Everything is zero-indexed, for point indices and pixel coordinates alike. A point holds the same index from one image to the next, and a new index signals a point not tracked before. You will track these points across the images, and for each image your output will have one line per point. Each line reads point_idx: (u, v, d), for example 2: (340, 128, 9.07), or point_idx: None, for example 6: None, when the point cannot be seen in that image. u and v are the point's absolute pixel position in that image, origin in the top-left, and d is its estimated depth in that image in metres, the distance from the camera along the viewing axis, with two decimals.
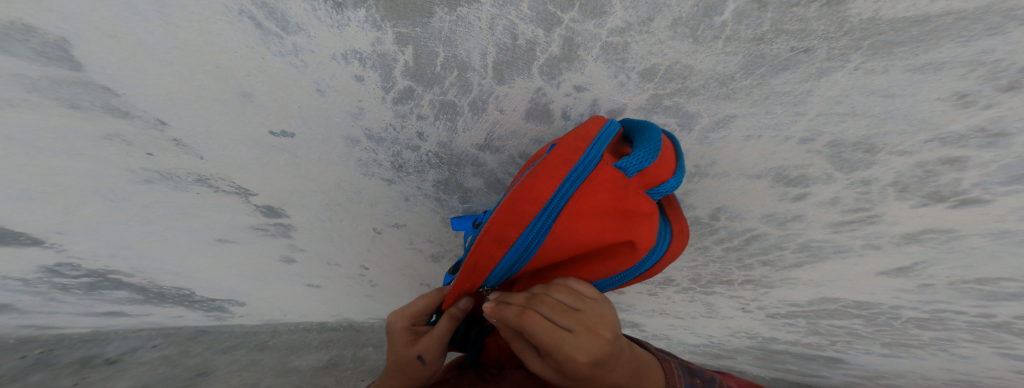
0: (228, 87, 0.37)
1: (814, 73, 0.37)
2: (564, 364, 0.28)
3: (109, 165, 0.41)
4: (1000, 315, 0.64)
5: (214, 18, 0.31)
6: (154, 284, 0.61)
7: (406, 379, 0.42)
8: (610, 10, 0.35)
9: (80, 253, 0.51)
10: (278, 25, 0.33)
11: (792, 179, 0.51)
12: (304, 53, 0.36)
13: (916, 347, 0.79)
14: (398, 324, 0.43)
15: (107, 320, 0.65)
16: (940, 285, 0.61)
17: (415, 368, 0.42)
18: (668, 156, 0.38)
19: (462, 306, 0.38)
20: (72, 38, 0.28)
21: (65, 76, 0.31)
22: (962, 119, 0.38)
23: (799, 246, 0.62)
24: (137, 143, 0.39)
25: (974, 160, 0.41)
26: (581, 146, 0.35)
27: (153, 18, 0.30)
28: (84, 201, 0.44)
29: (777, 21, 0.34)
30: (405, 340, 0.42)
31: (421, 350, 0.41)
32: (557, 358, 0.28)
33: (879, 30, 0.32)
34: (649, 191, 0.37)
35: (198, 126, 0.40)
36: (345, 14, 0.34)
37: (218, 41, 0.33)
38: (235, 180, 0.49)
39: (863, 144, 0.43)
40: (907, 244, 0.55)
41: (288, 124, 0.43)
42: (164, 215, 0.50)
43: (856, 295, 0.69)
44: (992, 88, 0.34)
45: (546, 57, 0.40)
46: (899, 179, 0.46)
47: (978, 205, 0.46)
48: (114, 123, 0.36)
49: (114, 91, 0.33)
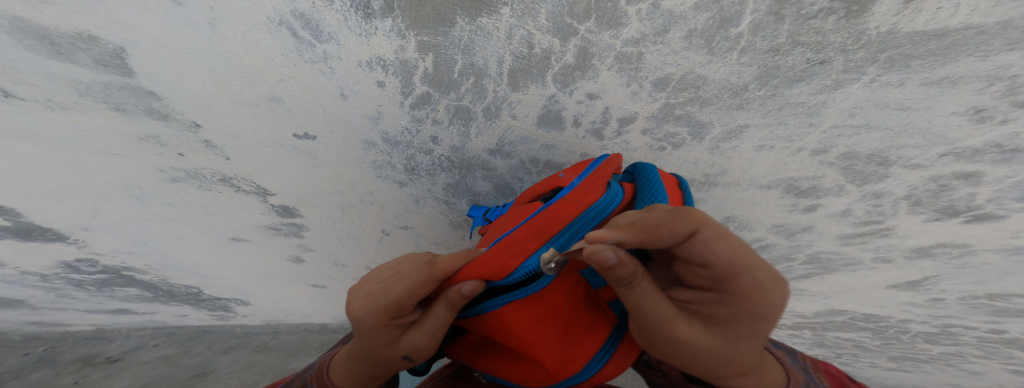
0: (260, 91, 0.39)
1: (830, 85, 0.38)
2: (770, 286, 0.22)
3: (143, 164, 0.42)
4: (1010, 331, 0.64)
5: (256, 28, 0.33)
6: (165, 282, 0.61)
7: (377, 376, 0.32)
8: (625, 22, 0.36)
9: (100, 249, 0.51)
10: (312, 35, 0.35)
11: (804, 190, 0.50)
12: (333, 60, 0.37)
13: (923, 362, 0.79)
14: (366, 325, 0.26)
15: (114, 317, 0.65)
16: (951, 300, 0.61)
17: (397, 366, 0.31)
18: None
19: (465, 290, 0.27)
20: (130, 47, 0.31)
21: (116, 81, 0.33)
22: (977, 134, 0.38)
23: (809, 257, 0.61)
24: (171, 144, 0.41)
25: (990, 175, 0.41)
26: (533, 245, 0.29)
27: (204, 29, 0.32)
28: (113, 198, 0.45)
29: (794, 33, 0.34)
30: (378, 340, 0.27)
31: (406, 350, 0.29)
32: (757, 278, 0.21)
33: (897, 43, 0.32)
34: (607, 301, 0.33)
35: (229, 128, 0.42)
36: (373, 23, 0.35)
37: (258, 49, 0.35)
38: (256, 180, 0.50)
39: (877, 156, 0.43)
40: (919, 257, 0.55)
41: (311, 127, 0.44)
42: (185, 214, 0.51)
43: (865, 307, 0.69)
44: (1009, 104, 0.34)
45: (560, 65, 0.41)
46: (912, 193, 0.46)
47: (993, 221, 0.46)
48: (152, 124, 0.38)
49: (158, 95, 0.36)
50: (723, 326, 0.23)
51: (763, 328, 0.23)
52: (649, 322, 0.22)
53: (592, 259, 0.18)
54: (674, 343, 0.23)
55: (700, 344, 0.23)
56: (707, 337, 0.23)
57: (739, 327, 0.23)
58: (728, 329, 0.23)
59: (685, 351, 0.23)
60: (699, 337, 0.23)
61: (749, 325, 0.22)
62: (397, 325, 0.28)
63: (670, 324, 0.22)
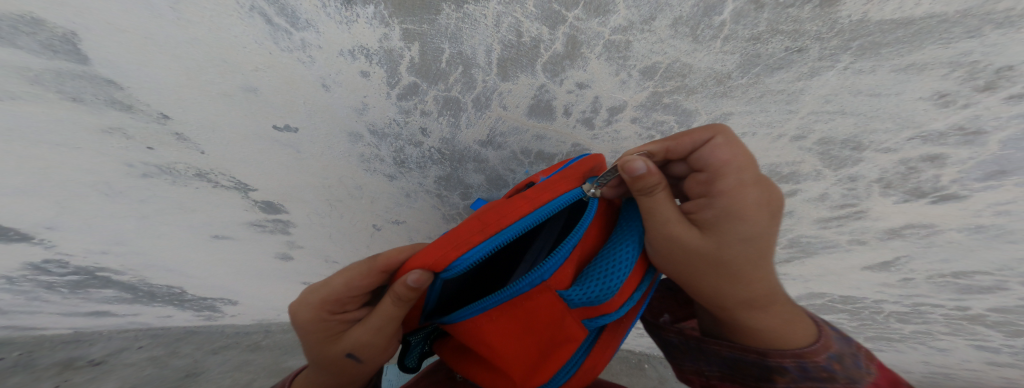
0: (235, 81, 0.38)
1: (807, 73, 0.39)
2: (752, 186, 0.29)
3: (111, 159, 0.41)
4: (973, 308, 0.68)
5: (225, 15, 0.32)
6: (144, 282, 0.59)
7: (341, 380, 0.33)
8: (612, 10, 0.37)
9: (70, 250, 0.49)
10: (288, 22, 0.34)
11: (784, 176, 0.52)
12: (312, 49, 0.37)
13: (896, 341, 0.83)
14: (303, 320, 0.30)
15: (91, 320, 0.63)
16: (919, 279, 0.65)
17: (348, 369, 0.32)
18: (641, 266, 0.35)
19: (409, 281, 0.26)
20: (82, 32, 0.29)
21: (70, 69, 0.31)
22: (941, 118, 0.40)
23: (790, 242, 0.64)
24: (138, 137, 0.40)
25: (953, 157, 0.44)
26: (478, 239, 0.29)
27: (167, 13, 0.31)
28: (81, 195, 0.44)
29: (773, 22, 0.35)
30: (317, 337, 0.30)
31: (348, 347, 0.30)
32: (748, 180, 0.29)
33: (868, 31, 0.34)
34: (587, 321, 0.31)
35: (202, 119, 0.41)
36: (354, 10, 0.35)
37: (228, 37, 0.34)
38: (234, 175, 0.49)
39: (851, 142, 0.45)
40: (890, 239, 0.58)
41: (292, 119, 0.44)
42: (160, 210, 0.50)
43: (842, 290, 0.72)
44: (970, 88, 0.36)
45: (549, 54, 0.41)
46: (884, 176, 0.49)
47: (956, 201, 0.49)
48: (117, 116, 0.37)
49: (118, 84, 0.34)
50: (717, 228, 0.29)
51: (757, 233, 0.29)
52: (658, 222, 0.29)
53: (625, 167, 0.27)
54: (674, 241, 0.30)
55: (704, 246, 0.29)
56: (702, 238, 0.29)
57: (736, 230, 0.28)
58: (727, 231, 0.28)
59: (686, 250, 0.30)
60: (696, 239, 0.29)
61: (741, 224, 0.28)
62: (334, 321, 0.30)
63: (673, 223, 0.29)
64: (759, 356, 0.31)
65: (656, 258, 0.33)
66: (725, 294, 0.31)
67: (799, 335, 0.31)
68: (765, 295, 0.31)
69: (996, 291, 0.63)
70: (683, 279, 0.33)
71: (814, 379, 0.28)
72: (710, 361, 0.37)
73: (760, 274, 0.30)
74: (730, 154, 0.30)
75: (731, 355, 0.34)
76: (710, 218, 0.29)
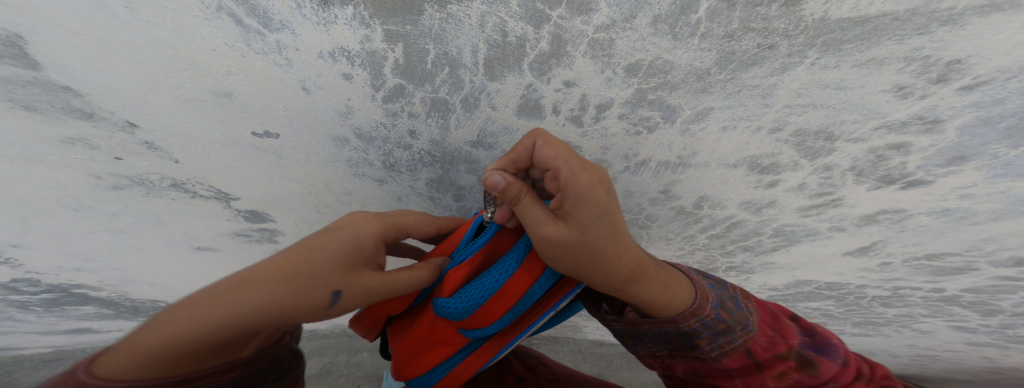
0: (205, 85, 0.39)
1: (778, 68, 0.41)
2: (583, 171, 0.31)
3: (75, 171, 0.43)
4: (948, 289, 0.72)
5: (189, 15, 0.32)
6: (126, 297, 0.63)
7: (274, 305, 0.26)
8: (595, 8, 0.38)
9: (39, 268, 0.52)
10: (260, 23, 0.35)
11: (765, 167, 0.55)
12: (289, 51, 0.38)
13: (882, 325, 0.87)
14: (367, 232, 0.36)
15: (72, 337, 0.66)
16: (897, 263, 0.68)
17: (305, 305, 0.27)
18: (511, 298, 0.38)
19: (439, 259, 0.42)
20: (26, 34, 0.29)
21: (21, 75, 0.32)
22: (903, 108, 0.43)
23: (774, 231, 0.67)
24: (104, 147, 0.41)
25: (916, 145, 0.47)
26: None
27: (122, 14, 0.31)
28: (45, 211, 0.45)
29: (744, 20, 0.37)
30: (359, 254, 0.33)
31: (354, 284, 0.30)
32: (574, 168, 0.31)
33: (830, 29, 0.36)
34: (465, 329, 0.40)
35: (172, 126, 0.42)
36: (333, 11, 0.35)
37: (195, 38, 0.34)
38: (213, 185, 0.51)
39: (824, 132, 0.48)
40: (867, 225, 0.61)
41: (272, 124, 0.45)
42: (137, 224, 0.52)
43: (827, 276, 0.75)
44: (925, 81, 0.39)
45: (535, 53, 0.43)
46: (856, 164, 0.52)
47: (923, 186, 0.52)
48: (78, 126, 0.38)
49: (76, 90, 0.35)
50: (574, 216, 0.32)
51: (603, 211, 0.32)
52: (531, 224, 0.32)
53: (488, 186, 0.31)
54: (554, 241, 0.32)
55: (564, 239, 0.31)
56: (568, 230, 0.32)
57: (591, 211, 0.31)
58: (579, 220, 0.31)
59: (565, 246, 0.32)
60: (566, 232, 0.31)
61: (589, 210, 0.31)
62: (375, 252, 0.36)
63: (539, 224, 0.31)
64: (675, 325, 0.39)
65: (553, 262, 0.35)
66: (614, 278, 0.36)
67: (680, 304, 0.39)
68: (638, 267, 0.36)
69: (968, 271, 0.66)
70: (584, 276, 0.36)
71: (720, 333, 0.39)
72: (654, 340, 0.43)
73: (629, 250, 0.35)
74: (552, 151, 0.32)
75: (661, 331, 0.41)
76: (567, 209, 0.32)
